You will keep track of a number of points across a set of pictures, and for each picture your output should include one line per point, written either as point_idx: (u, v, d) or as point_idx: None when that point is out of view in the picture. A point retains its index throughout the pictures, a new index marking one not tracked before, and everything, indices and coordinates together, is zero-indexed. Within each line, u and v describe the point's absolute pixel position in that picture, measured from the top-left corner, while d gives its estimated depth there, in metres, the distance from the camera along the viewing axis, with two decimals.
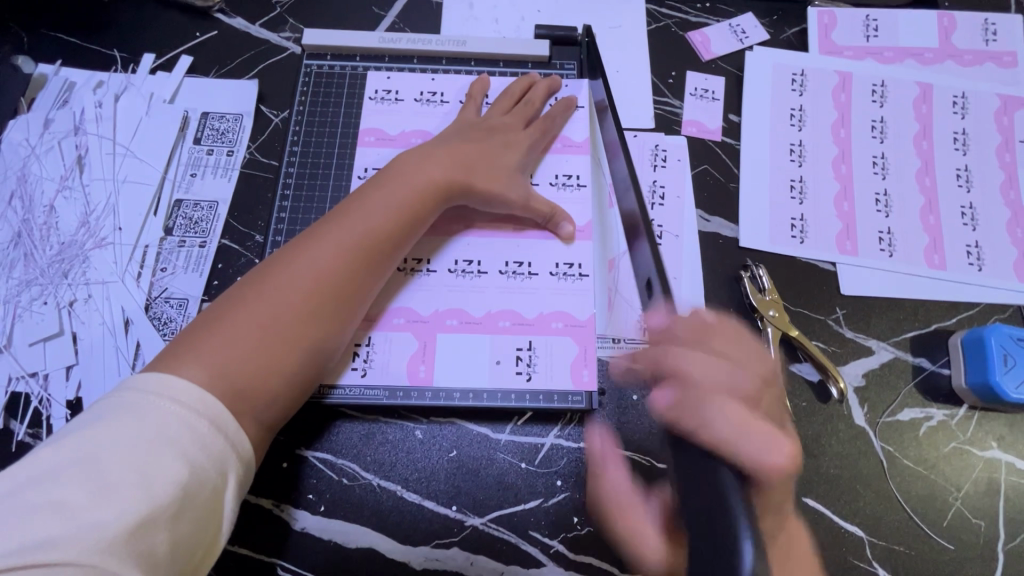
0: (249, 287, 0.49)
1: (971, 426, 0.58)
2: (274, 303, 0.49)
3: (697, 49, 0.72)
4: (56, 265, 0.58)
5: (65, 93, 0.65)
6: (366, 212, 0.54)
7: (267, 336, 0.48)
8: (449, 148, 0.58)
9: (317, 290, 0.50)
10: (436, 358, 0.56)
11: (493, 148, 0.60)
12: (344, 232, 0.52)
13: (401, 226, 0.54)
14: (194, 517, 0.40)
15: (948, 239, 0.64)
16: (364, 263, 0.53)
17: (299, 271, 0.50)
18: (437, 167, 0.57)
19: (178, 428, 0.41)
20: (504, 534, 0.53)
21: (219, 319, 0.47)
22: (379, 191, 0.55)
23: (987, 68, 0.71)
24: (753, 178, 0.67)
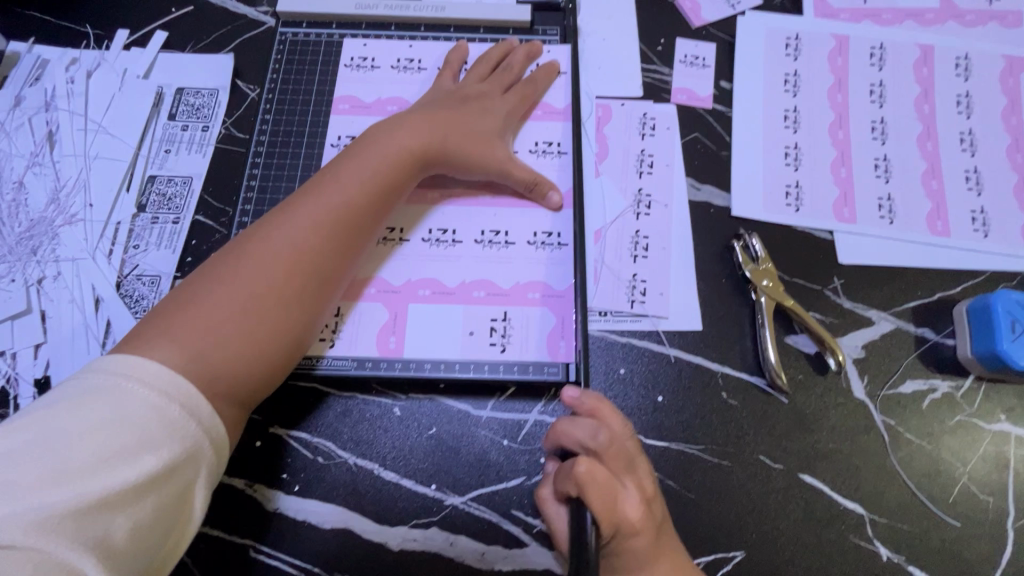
0: (221, 266, 0.47)
1: (978, 398, 0.55)
2: (251, 281, 0.46)
3: (687, 15, 0.70)
4: (25, 242, 0.56)
5: (37, 70, 0.64)
6: (343, 184, 0.51)
7: (245, 316, 0.45)
8: (423, 116, 0.56)
9: (296, 267, 0.48)
10: (407, 329, 0.55)
11: (470, 117, 0.57)
12: (321, 206, 0.50)
13: (382, 199, 0.52)
14: (160, 504, 0.38)
15: (952, 205, 0.61)
16: (345, 238, 0.50)
17: (275, 247, 0.48)
18: (413, 136, 0.54)
19: (144, 412, 0.38)
20: (485, 514, 0.51)
21: (193, 300, 0.45)
22: (356, 162, 0.53)
23: (991, 28, 0.68)
24: (746, 146, 0.64)
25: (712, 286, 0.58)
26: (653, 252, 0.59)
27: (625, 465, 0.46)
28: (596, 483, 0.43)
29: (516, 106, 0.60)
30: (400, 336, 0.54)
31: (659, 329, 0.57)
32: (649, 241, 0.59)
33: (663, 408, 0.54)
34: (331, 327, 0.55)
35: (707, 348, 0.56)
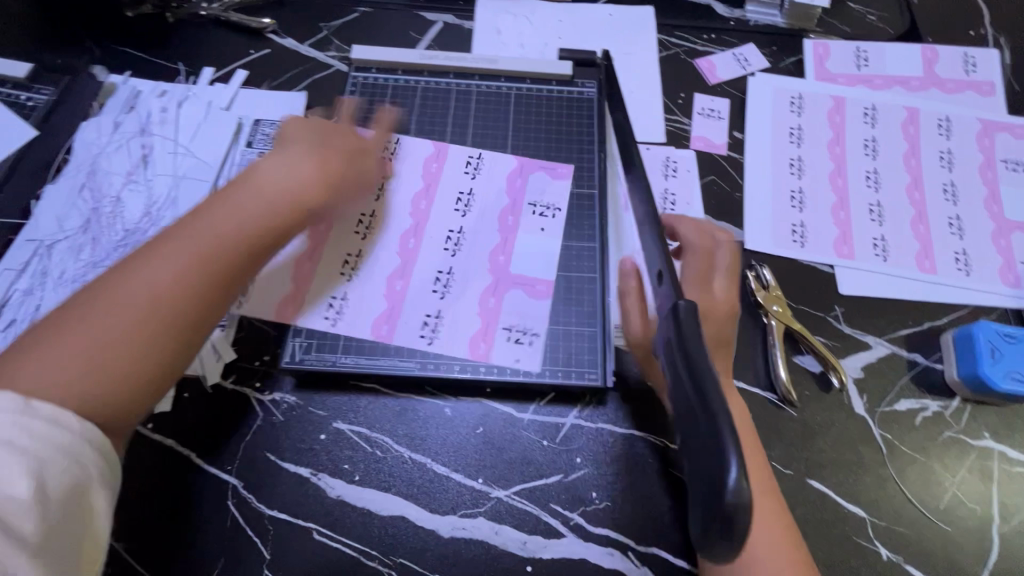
0: (79, 304, 0.45)
1: (964, 417, 0.61)
2: (108, 315, 0.44)
3: (704, 74, 0.80)
4: (120, 249, 0.63)
5: (131, 100, 0.72)
6: (228, 214, 0.51)
7: (105, 347, 0.43)
8: (312, 158, 0.58)
9: (163, 297, 0.46)
10: (496, 335, 0.61)
11: (339, 165, 0.59)
12: (196, 235, 0.49)
13: (269, 228, 0.52)
14: (70, 507, 0.39)
15: (938, 247, 0.69)
16: (227, 266, 0.49)
17: (144, 279, 0.46)
18: (302, 174, 0.56)
19: (15, 433, 0.38)
20: (526, 507, 0.56)
21: (45, 342, 0.43)
22: (227, 196, 0.52)
23: (968, 96, 0.78)
24: (757, 189, 0.72)
25: None
26: None
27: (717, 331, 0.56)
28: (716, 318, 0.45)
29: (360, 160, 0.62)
30: (529, 295, 0.62)
31: None
32: None
33: None
34: (431, 322, 0.61)
35: None
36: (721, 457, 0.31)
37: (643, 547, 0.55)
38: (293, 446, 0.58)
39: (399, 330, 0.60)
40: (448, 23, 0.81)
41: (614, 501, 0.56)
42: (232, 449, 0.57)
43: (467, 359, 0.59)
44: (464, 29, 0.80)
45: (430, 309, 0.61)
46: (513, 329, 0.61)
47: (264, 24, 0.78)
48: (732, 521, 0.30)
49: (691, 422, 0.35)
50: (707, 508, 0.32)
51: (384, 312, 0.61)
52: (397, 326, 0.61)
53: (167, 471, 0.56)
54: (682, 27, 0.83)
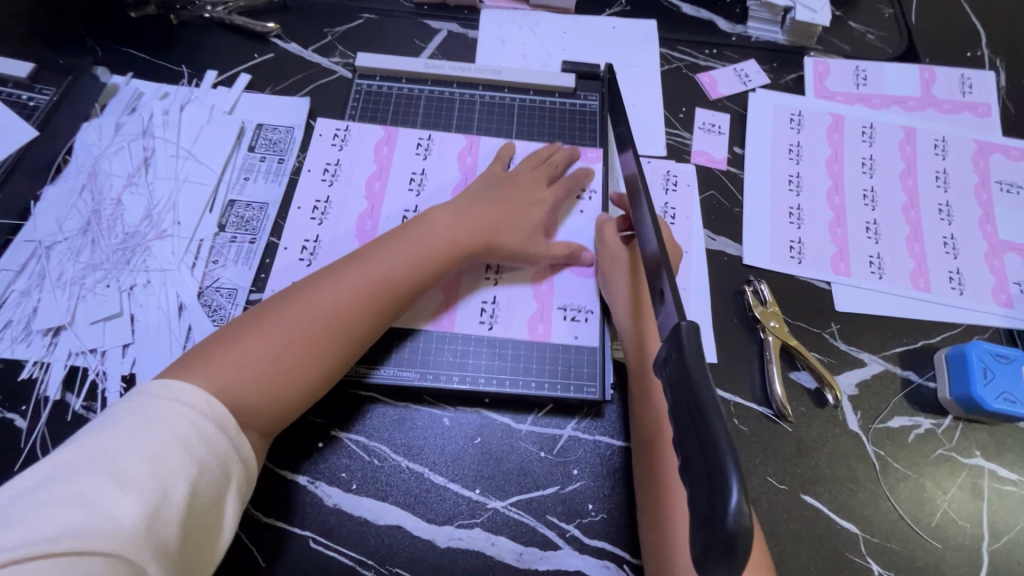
0: (266, 313, 0.54)
1: (956, 435, 0.62)
2: (281, 332, 0.53)
3: (705, 89, 0.80)
4: (119, 252, 0.63)
5: (133, 101, 0.72)
6: (388, 261, 0.58)
7: (275, 361, 0.52)
8: (474, 210, 0.62)
9: (323, 327, 0.54)
10: (552, 319, 0.63)
11: (517, 209, 0.64)
12: (370, 276, 0.56)
13: (415, 278, 0.58)
14: (198, 516, 0.44)
15: (932, 266, 0.70)
16: (373, 308, 0.56)
17: (312, 307, 0.54)
18: (463, 228, 0.61)
19: (188, 430, 0.45)
20: (522, 518, 0.56)
21: (236, 339, 0.52)
22: (403, 244, 0.59)
23: (964, 117, 0.80)
24: (756, 204, 0.73)
25: (726, 324, 0.66)
26: None
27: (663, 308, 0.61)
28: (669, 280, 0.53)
29: (562, 196, 0.67)
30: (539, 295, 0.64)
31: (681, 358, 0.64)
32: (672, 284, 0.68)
33: None
34: (489, 309, 0.63)
35: (720, 379, 0.63)
36: (722, 482, 0.31)
37: (638, 561, 0.55)
38: (289, 453, 0.57)
39: (458, 321, 0.63)
40: (452, 31, 0.81)
41: (610, 513, 0.57)
42: None
43: (526, 341, 0.62)
44: (468, 38, 0.81)
45: (485, 297, 0.64)
46: (568, 309, 0.64)
47: (268, 29, 0.78)
48: (733, 544, 0.30)
49: (693, 441, 0.35)
50: (706, 529, 0.32)
51: (442, 304, 0.63)
52: (456, 317, 0.63)
53: None
54: (684, 41, 0.84)
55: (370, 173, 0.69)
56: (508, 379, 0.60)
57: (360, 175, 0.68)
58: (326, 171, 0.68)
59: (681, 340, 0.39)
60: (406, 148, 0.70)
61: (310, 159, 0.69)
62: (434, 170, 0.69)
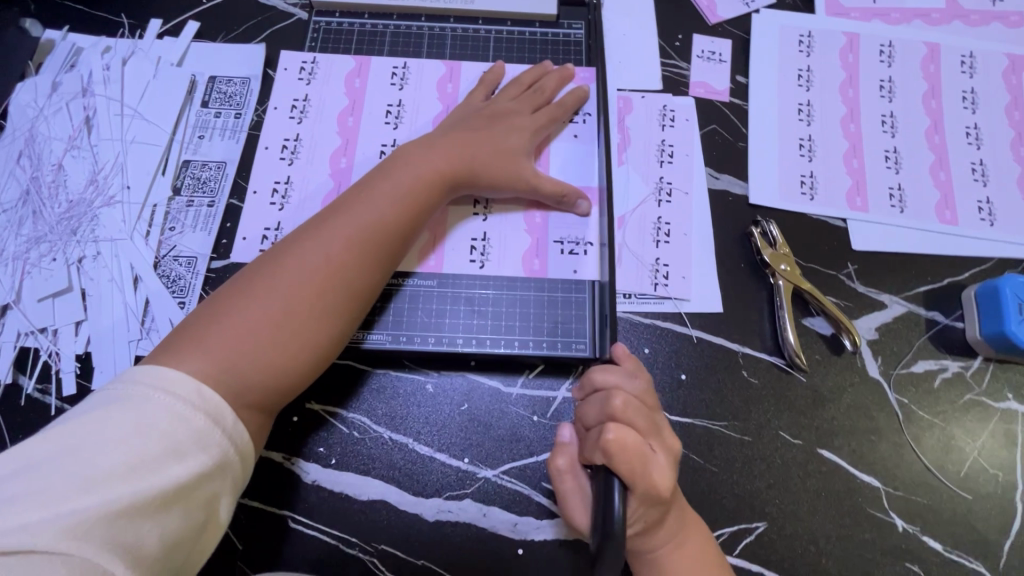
0: (253, 280, 0.47)
1: (986, 378, 0.57)
2: (279, 297, 0.47)
3: (703, 12, 0.72)
4: (65, 222, 0.58)
5: (72, 58, 0.65)
6: (378, 203, 0.52)
7: (278, 327, 0.46)
8: (451, 138, 0.56)
9: (323, 283, 0.48)
10: (550, 252, 0.58)
11: (497, 138, 0.57)
12: (359, 223, 0.50)
13: (412, 218, 0.53)
14: (186, 510, 0.39)
15: (959, 196, 0.64)
16: (374, 256, 0.50)
17: (306, 263, 0.48)
18: (450, 158, 0.55)
19: (171, 421, 0.39)
20: (516, 487, 0.52)
21: (227, 311, 0.46)
22: (386, 181, 0.53)
23: (994, 28, 0.71)
24: (762, 137, 0.66)
25: (732, 270, 0.60)
26: (674, 237, 0.61)
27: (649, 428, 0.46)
28: (624, 449, 0.43)
29: (545, 124, 0.60)
30: (528, 228, 0.59)
31: (681, 311, 0.59)
32: (671, 227, 0.61)
33: (685, 385, 0.56)
34: (480, 244, 0.58)
35: (727, 329, 0.58)
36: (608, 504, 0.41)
37: None
38: None
39: (446, 260, 0.57)
40: None
41: None
42: None
43: (522, 279, 0.57)
44: None
45: (475, 233, 0.58)
46: (565, 242, 0.58)
47: None
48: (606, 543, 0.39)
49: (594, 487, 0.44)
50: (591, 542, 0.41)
51: (428, 242, 0.58)
52: (443, 257, 0.58)
53: None
54: None
55: (343, 108, 0.61)
56: (490, 337, 0.55)
57: (332, 111, 0.61)
58: (294, 108, 0.61)
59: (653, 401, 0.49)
60: (378, 76, 0.63)
61: (275, 94, 0.61)
62: (412, 102, 0.62)
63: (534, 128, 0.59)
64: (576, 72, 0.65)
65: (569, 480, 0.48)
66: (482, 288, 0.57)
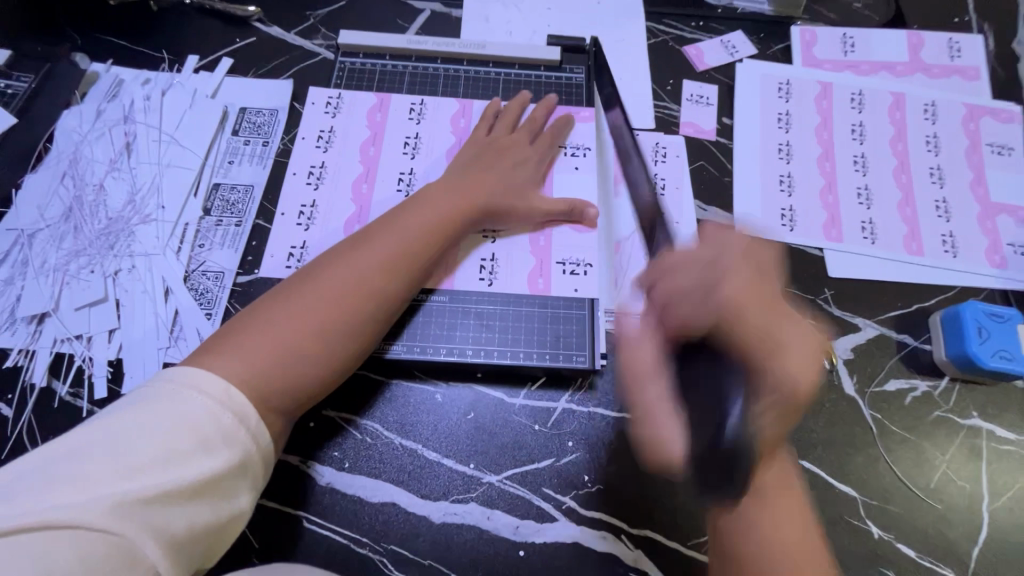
0: (286, 295, 0.52)
1: (953, 396, 0.62)
2: (308, 307, 0.51)
3: (692, 61, 0.80)
4: (103, 237, 0.62)
5: (114, 88, 0.71)
6: (402, 232, 0.57)
7: (304, 336, 0.50)
8: (470, 175, 0.62)
9: (347, 300, 0.52)
10: (552, 272, 0.63)
11: (506, 174, 0.63)
12: (384, 248, 0.55)
13: (430, 247, 0.58)
14: (210, 499, 0.42)
15: (925, 229, 0.70)
16: (394, 279, 0.55)
17: (334, 280, 0.53)
18: (469, 193, 0.61)
19: (202, 416, 0.43)
20: (518, 491, 0.56)
21: (259, 321, 0.50)
22: (410, 212, 0.58)
23: (953, 81, 0.79)
24: (746, 173, 0.72)
25: None
26: None
27: (764, 327, 0.43)
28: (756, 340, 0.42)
29: (544, 149, 0.67)
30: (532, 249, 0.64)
31: None
32: None
33: None
34: (488, 265, 0.63)
35: None
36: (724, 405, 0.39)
37: (637, 531, 0.55)
38: None
39: (457, 279, 0.62)
40: (435, 11, 0.81)
41: (606, 485, 0.56)
42: None
43: (527, 296, 0.62)
44: (450, 18, 0.81)
45: (484, 254, 0.63)
46: (566, 263, 0.63)
47: (248, 12, 0.77)
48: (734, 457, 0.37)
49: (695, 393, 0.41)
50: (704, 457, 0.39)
51: (441, 261, 0.63)
52: (453, 278, 0.62)
53: None
54: (669, 14, 0.83)
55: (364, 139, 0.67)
56: (497, 350, 0.60)
57: (354, 141, 0.67)
58: (320, 138, 0.67)
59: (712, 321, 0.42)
60: (397, 110, 0.69)
61: (304, 126, 0.67)
62: (428, 135, 0.68)
63: (537, 162, 0.66)
64: (577, 111, 0.71)
65: (651, 389, 0.43)
66: (490, 303, 0.62)
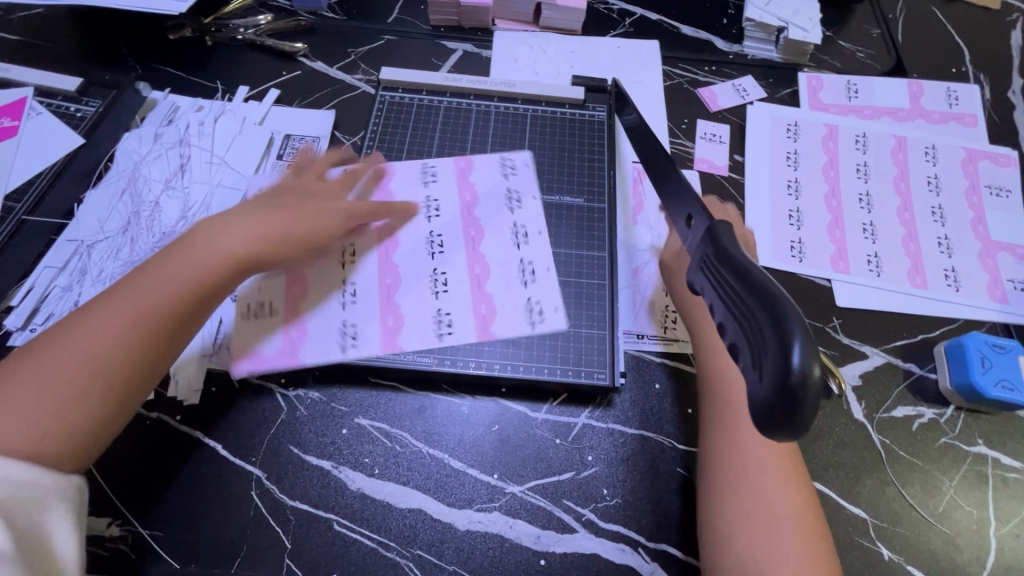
0: (74, 330, 0.51)
1: (958, 424, 0.64)
2: (58, 380, 0.49)
3: (706, 102, 0.85)
4: (156, 250, 0.67)
5: (171, 114, 0.77)
6: (138, 288, 0.53)
7: (58, 407, 0.48)
8: (295, 201, 0.63)
9: (94, 366, 0.50)
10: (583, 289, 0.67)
11: (310, 216, 0.62)
12: (147, 277, 0.54)
13: (200, 293, 0.55)
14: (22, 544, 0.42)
15: (928, 264, 0.73)
16: (184, 316, 0.54)
17: (63, 349, 0.50)
18: (237, 242, 0.57)
19: None
20: (540, 502, 0.58)
21: (49, 360, 0.49)
22: (178, 247, 0.56)
23: (952, 126, 0.84)
24: (757, 207, 0.77)
25: None
26: None
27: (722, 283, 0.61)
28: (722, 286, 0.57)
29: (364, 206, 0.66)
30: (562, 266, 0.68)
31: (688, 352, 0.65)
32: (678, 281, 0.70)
33: (692, 418, 0.62)
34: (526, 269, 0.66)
35: None
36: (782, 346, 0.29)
37: (653, 545, 0.57)
38: (317, 435, 0.60)
39: (494, 295, 0.64)
40: (467, 51, 0.88)
41: (624, 499, 0.58)
42: (255, 442, 0.59)
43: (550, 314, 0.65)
44: (481, 57, 0.87)
45: (524, 268, 0.67)
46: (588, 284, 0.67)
47: (295, 48, 0.84)
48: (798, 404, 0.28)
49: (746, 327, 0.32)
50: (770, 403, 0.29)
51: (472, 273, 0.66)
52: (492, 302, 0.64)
53: (207, 472, 0.58)
54: (684, 59, 0.89)
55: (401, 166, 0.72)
56: (522, 364, 0.62)
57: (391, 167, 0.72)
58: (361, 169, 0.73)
59: (725, 250, 0.36)
60: (489, 188, 0.71)
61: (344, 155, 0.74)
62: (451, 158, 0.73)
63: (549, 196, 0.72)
64: (596, 146, 0.77)
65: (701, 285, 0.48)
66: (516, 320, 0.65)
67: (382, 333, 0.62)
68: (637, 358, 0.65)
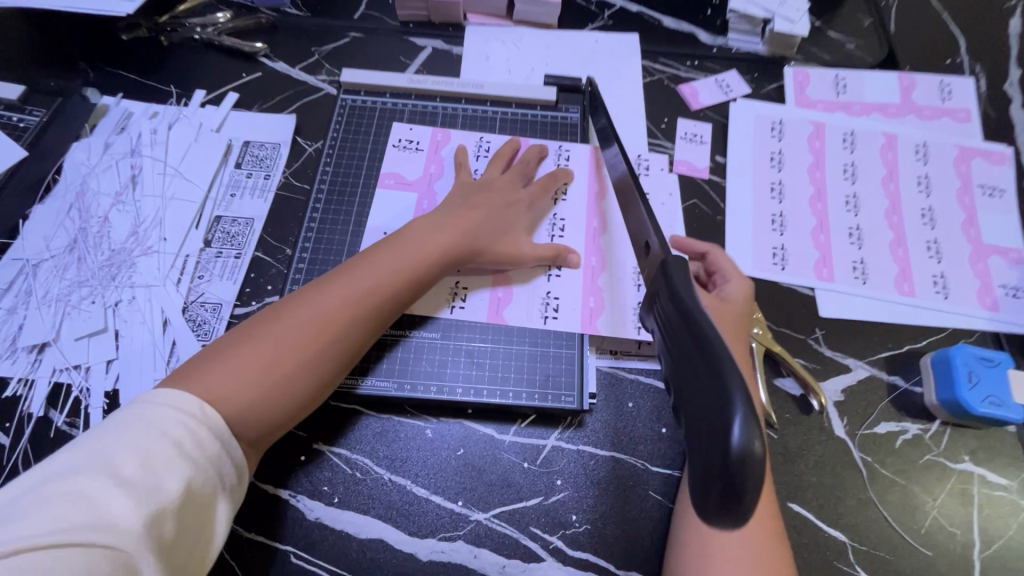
0: (293, 312, 0.53)
1: (943, 440, 0.62)
2: (279, 347, 0.51)
3: (687, 100, 0.81)
4: (105, 269, 0.64)
5: (123, 122, 0.73)
6: (372, 270, 0.56)
7: (265, 382, 0.50)
8: (473, 203, 0.64)
9: (319, 340, 0.52)
10: (608, 307, 0.64)
11: (497, 211, 0.64)
12: (379, 269, 0.56)
13: (403, 291, 0.57)
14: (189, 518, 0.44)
15: (916, 271, 0.70)
16: (383, 312, 0.56)
17: (300, 318, 0.52)
18: (436, 241, 0.60)
19: (173, 426, 0.45)
20: (506, 530, 0.56)
21: (261, 335, 0.52)
22: (399, 245, 0.59)
23: (945, 122, 0.80)
24: (738, 212, 0.73)
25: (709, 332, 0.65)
26: None
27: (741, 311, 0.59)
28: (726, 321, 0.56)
29: (538, 194, 0.68)
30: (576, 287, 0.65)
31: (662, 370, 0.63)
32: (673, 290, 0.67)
33: (666, 439, 0.60)
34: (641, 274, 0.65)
35: None
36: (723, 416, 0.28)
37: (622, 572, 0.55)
38: (271, 464, 0.57)
39: (606, 290, 0.65)
40: (437, 48, 0.84)
41: (594, 525, 0.56)
42: None
43: (517, 333, 0.63)
44: (451, 55, 0.83)
45: (544, 294, 0.64)
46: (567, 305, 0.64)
47: (255, 48, 0.80)
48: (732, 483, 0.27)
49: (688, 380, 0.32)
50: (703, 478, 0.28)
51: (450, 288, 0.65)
52: (603, 297, 0.64)
53: None
54: (665, 53, 0.85)
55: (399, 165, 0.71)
56: (487, 388, 0.60)
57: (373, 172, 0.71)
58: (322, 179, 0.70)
59: (677, 288, 0.37)
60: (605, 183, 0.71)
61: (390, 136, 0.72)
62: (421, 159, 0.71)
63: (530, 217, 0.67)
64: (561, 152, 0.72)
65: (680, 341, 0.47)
66: (481, 340, 0.63)
67: (489, 304, 0.64)
68: (609, 376, 0.63)
